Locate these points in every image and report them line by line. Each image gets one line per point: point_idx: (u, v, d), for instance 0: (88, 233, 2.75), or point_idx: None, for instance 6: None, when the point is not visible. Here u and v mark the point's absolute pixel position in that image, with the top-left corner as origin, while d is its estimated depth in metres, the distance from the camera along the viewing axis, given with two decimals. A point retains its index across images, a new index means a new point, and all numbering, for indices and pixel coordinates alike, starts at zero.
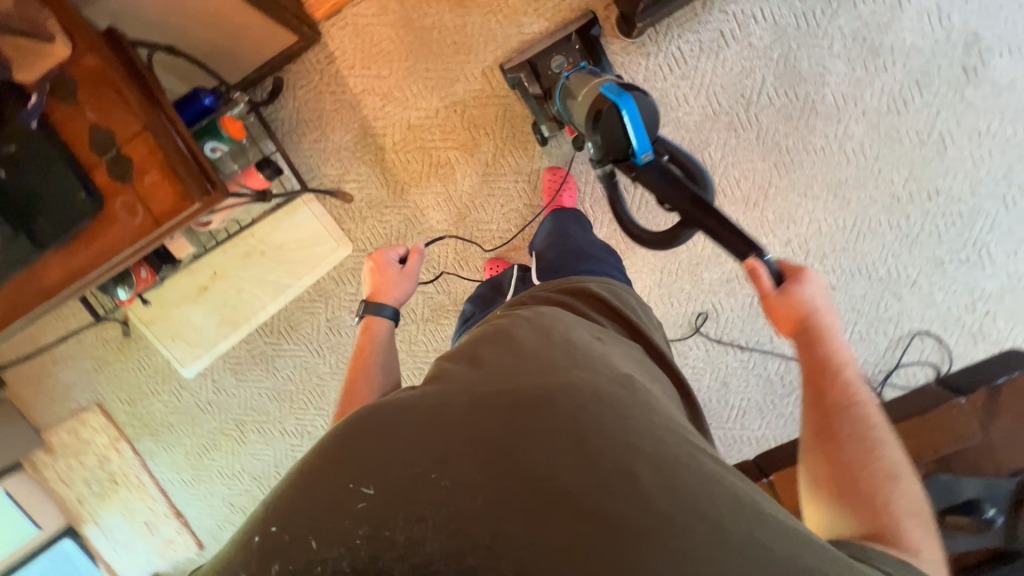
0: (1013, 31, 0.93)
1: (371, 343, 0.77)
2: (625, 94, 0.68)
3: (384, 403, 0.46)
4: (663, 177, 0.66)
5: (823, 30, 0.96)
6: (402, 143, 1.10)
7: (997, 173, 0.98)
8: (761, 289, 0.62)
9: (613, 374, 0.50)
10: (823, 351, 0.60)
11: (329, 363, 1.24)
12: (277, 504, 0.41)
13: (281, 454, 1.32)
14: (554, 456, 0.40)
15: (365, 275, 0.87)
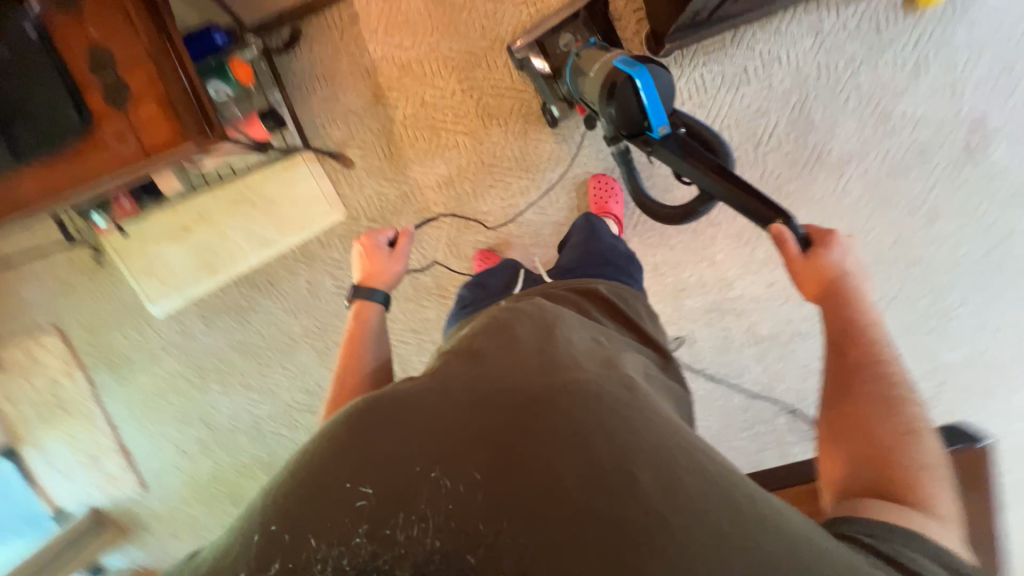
0: (1019, 121, 0.96)
1: (362, 328, 0.76)
2: (641, 69, 0.69)
3: (382, 396, 0.46)
4: (679, 147, 0.68)
5: (842, 86, 0.97)
6: (412, 118, 1.09)
7: (977, 253, 1.02)
8: (788, 252, 0.62)
9: (615, 376, 0.51)
10: (851, 312, 0.59)
11: (302, 324, 1.24)
12: (272, 501, 0.41)
13: (240, 407, 1.31)
14: (554, 460, 0.41)
15: (357, 258, 0.86)
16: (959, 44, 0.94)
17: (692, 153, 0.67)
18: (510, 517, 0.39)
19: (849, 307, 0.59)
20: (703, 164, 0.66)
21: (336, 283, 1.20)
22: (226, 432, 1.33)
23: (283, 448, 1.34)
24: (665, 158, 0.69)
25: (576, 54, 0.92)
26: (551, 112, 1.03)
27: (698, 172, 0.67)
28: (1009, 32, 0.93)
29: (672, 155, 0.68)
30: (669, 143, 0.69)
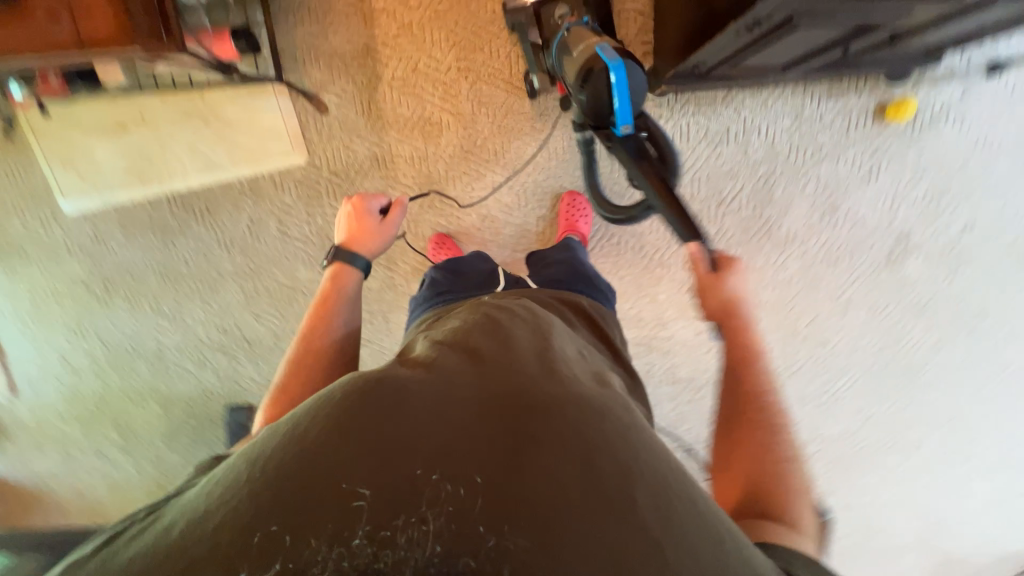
0: (937, 244, 1.08)
1: (337, 292, 0.77)
2: (617, 64, 0.68)
3: (377, 384, 0.44)
4: (636, 150, 0.72)
5: (805, 171, 1.04)
6: (400, 82, 1.04)
7: (873, 348, 1.15)
8: (697, 274, 0.66)
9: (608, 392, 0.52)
10: (743, 339, 0.65)
11: (231, 260, 1.16)
12: (258, 497, 0.38)
13: (144, 332, 1.22)
14: (556, 469, 0.41)
15: (343, 218, 0.83)
16: (909, 163, 1.03)
17: (645, 157, 0.71)
18: (514, 523, 0.37)
19: (743, 330, 0.65)
20: (649, 172, 0.70)
21: (280, 228, 1.14)
22: (123, 353, 1.24)
23: (183, 384, 1.26)
24: (620, 157, 0.73)
25: (565, 26, 0.82)
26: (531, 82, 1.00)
27: (643, 179, 0.71)
28: (949, 164, 1.03)
29: (626, 157, 0.72)
30: (628, 144, 0.72)
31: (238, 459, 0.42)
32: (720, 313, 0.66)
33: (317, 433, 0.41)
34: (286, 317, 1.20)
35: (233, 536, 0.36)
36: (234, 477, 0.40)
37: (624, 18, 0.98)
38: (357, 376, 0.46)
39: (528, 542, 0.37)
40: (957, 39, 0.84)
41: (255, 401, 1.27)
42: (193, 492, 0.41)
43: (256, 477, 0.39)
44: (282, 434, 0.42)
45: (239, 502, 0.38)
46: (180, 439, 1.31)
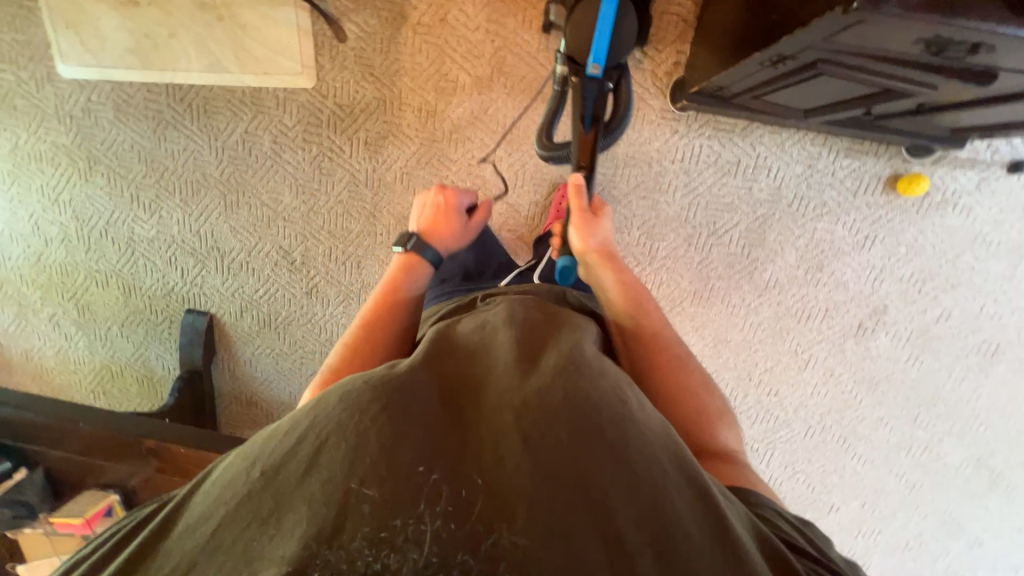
0: (907, 326, 1.08)
1: (407, 282, 0.79)
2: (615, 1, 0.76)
3: (358, 389, 0.43)
4: (597, 91, 0.82)
5: (802, 223, 1.03)
6: (425, 29, 1.01)
7: (818, 409, 1.17)
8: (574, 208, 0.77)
9: (619, 385, 0.48)
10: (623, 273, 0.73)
11: (218, 167, 1.14)
12: (255, 502, 0.39)
13: (118, 216, 1.21)
14: (548, 484, 0.39)
15: (429, 207, 0.89)
16: (904, 240, 1.03)
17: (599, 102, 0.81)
18: (514, 530, 0.37)
19: (613, 263, 0.73)
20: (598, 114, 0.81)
21: (272, 147, 1.11)
22: (93, 233, 1.23)
23: (149, 277, 1.26)
24: (579, 92, 0.82)
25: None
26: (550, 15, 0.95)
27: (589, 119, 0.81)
28: (943, 252, 1.03)
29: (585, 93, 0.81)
30: (591, 86, 0.82)
31: (235, 458, 0.44)
32: (595, 250, 0.75)
33: (304, 442, 0.41)
34: (261, 238, 1.19)
35: (231, 544, 0.38)
36: (228, 483, 0.42)
37: (665, 21, 0.94)
38: (348, 382, 0.46)
39: (527, 552, 0.36)
40: (983, 128, 0.81)
41: (216, 311, 1.28)
42: (201, 482, 0.45)
43: (247, 485, 0.40)
44: (276, 435, 0.43)
45: (233, 509, 0.40)
46: (136, 330, 1.32)
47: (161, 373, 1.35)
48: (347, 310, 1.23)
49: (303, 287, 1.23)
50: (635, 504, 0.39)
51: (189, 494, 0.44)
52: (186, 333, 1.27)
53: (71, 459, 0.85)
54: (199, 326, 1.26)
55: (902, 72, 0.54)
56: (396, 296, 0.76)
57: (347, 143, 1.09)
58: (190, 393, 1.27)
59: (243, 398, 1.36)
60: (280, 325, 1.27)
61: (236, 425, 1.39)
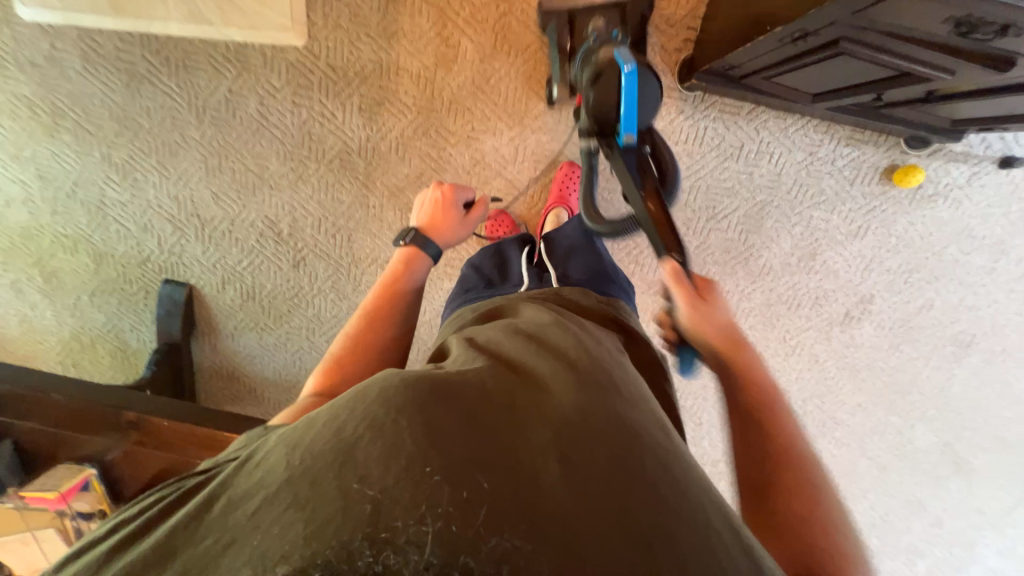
0: (890, 316, 1.12)
1: (407, 276, 0.82)
2: (631, 69, 0.68)
3: (404, 382, 0.42)
4: (636, 162, 0.70)
5: (798, 210, 1.04)
6: None
7: (802, 394, 1.20)
8: (679, 291, 0.58)
9: (649, 415, 0.48)
10: (747, 369, 0.57)
11: (198, 128, 1.07)
12: (289, 487, 0.36)
13: (88, 178, 1.13)
14: (575, 493, 0.37)
15: (429, 203, 0.89)
16: (895, 231, 1.04)
17: (644, 171, 0.70)
18: (530, 540, 0.34)
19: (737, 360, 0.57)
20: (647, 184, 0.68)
21: (259, 109, 1.05)
22: (60, 194, 1.15)
23: (122, 244, 1.19)
24: (617, 166, 0.71)
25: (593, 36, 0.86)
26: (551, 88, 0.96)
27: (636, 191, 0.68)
28: (930, 244, 1.05)
29: (624, 165, 0.70)
30: (629, 155, 0.71)
31: (273, 447, 0.41)
32: (714, 342, 0.57)
33: (343, 431, 0.39)
34: (245, 206, 1.13)
35: (260, 533, 0.34)
36: (265, 470, 0.39)
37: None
38: (385, 375, 0.44)
39: (538, 562, 0.33)
40: (983, 121, 0.82)
41: (195, 282, 1.22)
42: (234, 469, 0.41)
43: (286, 470, 0.37)
44: (317, 426, 0.40)
45: (271, 494, 0.36)
46: (108, 300, 1.25)
47: (135, 346, 1.29)
48: (335, 285, 1.19)
49: (290, 260, 1.18)
50: (663, 530, 0.36)
51: (220, 483, 0.40)
52: (163, 305, 1.21)
53: (41, 431, 0.80)
54: (178, 297, 1.21)
55: (926, 55, 0.53)
56: (395, 290, 0.80)
57: (339, 108, 1.03)
58: (168, 366, 1.22)
59: (225, 372, 1.31)
60: (265, 299, 1.22)
61: (217, 400, 1.35)
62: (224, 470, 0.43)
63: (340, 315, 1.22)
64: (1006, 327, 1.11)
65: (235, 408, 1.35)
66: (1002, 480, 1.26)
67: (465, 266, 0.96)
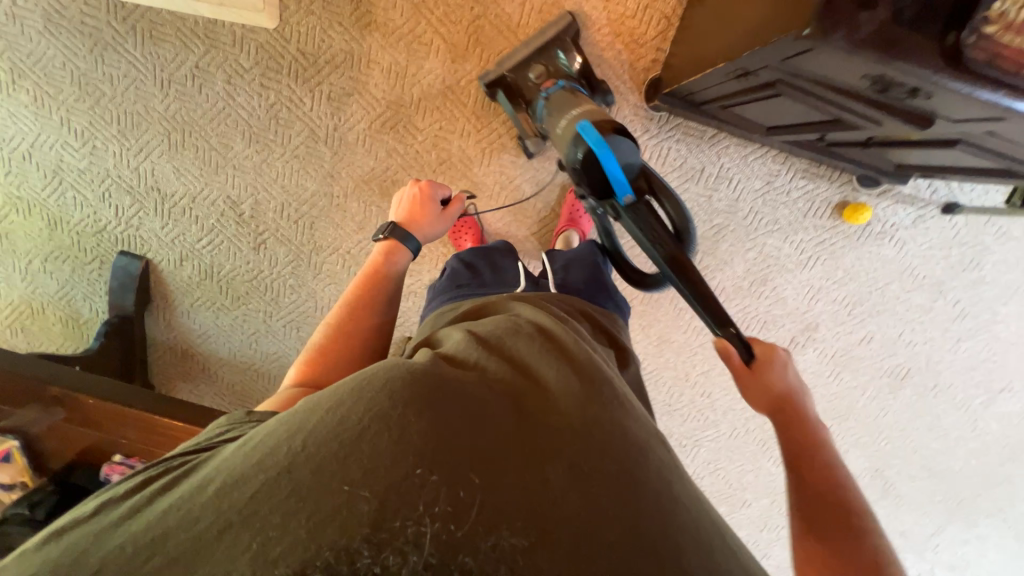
0: (833, 345, 1.16)
1: (388, 267, 0.81)
2: (597, 141, 0.65)
3: (411, 381, 0.45)
4: (645, 218, 0.65)
5: (753, 236, 1.07)
6: None
7: (745, 412, 1.25)
8: (733, 365, 0.65)
9: (640, 425, 0.52)
10: (805, 435, 0.61)
11: (163, 101, 1.05)
12: (288, 477, 0.39)
13: (47, 142, 1.11)
14: (573, 502, 0.42)
15: (406, 198, 0.88)
16: (842, 265, 1.08)
17: (657, 228, 0.64)
18: (528, 541, 0.39)
19: (789, 426, 0.62)
20: (664, 248, 0.64)
21: (225, 88, 1.03)
22: (15, 155, 1.12)
23: (78, 212, 1.17)
24: (630, 232, 0.66)
25: (545, 97, 0.87)
26: (527, 145, 1.00)
27: (658, 251, 0.65)
28: (874, 280, 1.09)
29: (635, 230, 0.65)
30: (636, 215, 0.65)
31: (271, 432, 0.44)
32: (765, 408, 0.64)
33: (345, 424, 0.42)
34: (207, 184, 1.12)
35: (259, 521, 0.38)
36: (261, 454, 0.41)
37: (649, 17, 0.93)
38: (391, 365, 0.47)
39: (535, 558, 0.39)
40: (925, 168, 0.85)
41: (153, 257, 1.20)
42: (228, 452, 0.44)
43: (284, 458, 0.40)
44: (316, 414, 0.43)
45: (267, 483, 0.39)
46: (60, 267, 1.23)
47: (87, 316, 1.27)
48: (295, 271, 1.19)
49: (250, 242, 1.17)
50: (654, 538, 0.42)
51: (212, 467, 0.42)
52: (117, 277, 1.20)
53: None
54: (133, 270, 1.19)
55: (855, 107, 0.56)
56: (376, 282, 0.80)
57: (307, 95, 1.02)
58: (118, 339, 1.21)
59: (179, 349, 1.30)
60: (223, 279, 1.21)
61: (169, 376, 1.34)
62: (216, 452, 0.45)
63: (299, 301, 1.22)
64: (939, 364, 1.16)
65: (181, 392, 1.35)
66: (927, 508, 1.32)
67: (452, 258, 0.96)
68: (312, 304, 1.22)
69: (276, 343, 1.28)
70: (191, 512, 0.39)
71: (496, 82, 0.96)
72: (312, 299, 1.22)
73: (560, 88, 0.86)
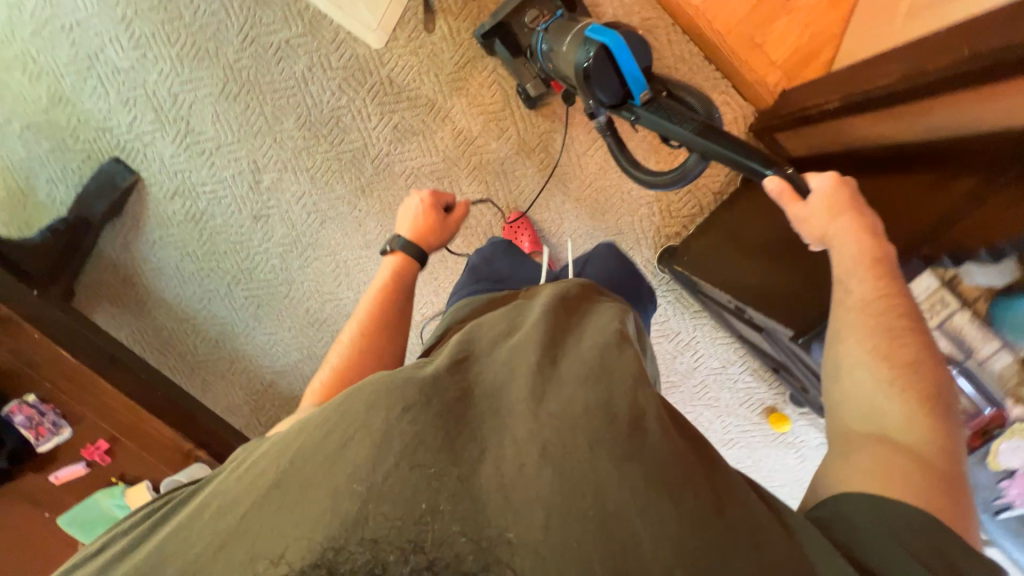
0: None
1: (397, 286, 0.73)
2: (615, 41, 0.68)
3: (389, 390, 0.44)
4: (663, 108, 0.69)
5: (696, 405, 1.20)
6: (502, 76, 1.04)
7: None
8: (791, 204, 0.61)
9: (628, 388, 0.45)
10: (871, 233, 0.58)
11: (236, 53, 1.05)
12: (277, 492, 0.41)
13: (96, 28, 1.06)
14: (546, 488, 0.39)
15: (409, 212, 0.79)
16: (754, 455, 1.23)
17: (677, 115, 0.69)
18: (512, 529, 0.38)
19: (861, 217, 0.58)
20: (693, 127, 0.67)
21: (304, 72, 1.05)
22: (55, 22, 1.06)
23: (91, 102, 1.10)
24: (654, 125, 0.70)
25: (542, 31, 0.85)
26: (527, 91, 1.00)
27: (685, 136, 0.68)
28: (771, 478, 1.25)
29: (660, 122, 0.69)
30: (657, 109, 0.70)
31: (264, 452, 0.46)
32: (840, 222, 0.59)
33: (330, 438, 0.43)
34: (240, 142, 1.10)
35: (251, 535, 0.40)
36: (255, 474, 0.44)
37: (687, 199, 1.07)
38: (372, 381, 0.46)
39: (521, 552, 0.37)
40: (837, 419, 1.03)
41: (147, 179, 1.15)
42: (225, 475, 0.47)
43: (271, 474, 0.43)
44: (302, 430, 0.45)
45: (255, 503, 0.41)
46: (39, 141, 1.13)
47: (39, 198, 1.16)
48: (284, 255, 1.17)
49: (253, 210, 1.15)
50: (634, 496, 0.38)
51: (211, 488, 0.46)
52: (98, 178, 1.13)
53: None
54: (119, 182, 1.13)
55: (796, 362, 0.79)
56: (385, 299, 0.72)
57: (377, 116, 1.06)
58: (65, 237, 1.11)
59: (123, 272, 1.21)
60: (208, 230, 1.17)
61: (95, 294, 1.22)
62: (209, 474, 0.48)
63: (273, 282, 1.20)
64: None
65: (99, 318, 1.23)
66: None
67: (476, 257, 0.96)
68: (284, 290, 1.20)
69: (229, 311, 1.23)
70: (188, 534, 0.42)
71: (492, 31, 0.96)
72: (288, 286, 1.20)
73: (558, 19, 0.84)
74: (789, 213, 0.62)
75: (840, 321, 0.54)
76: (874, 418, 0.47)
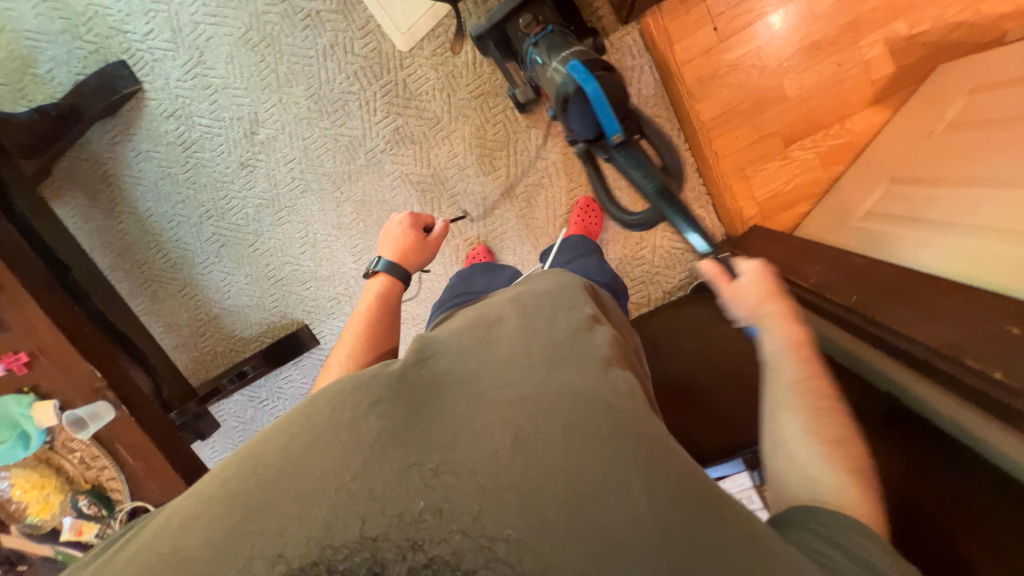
0: None
1: (383, 308, 0.76)
2: (590, 83, 0.71)
3: (355, 388, 0.45)
4: (631, 156, 0.82)
5: None
6: (499, 121, 1.07)
7: None
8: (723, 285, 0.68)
9: (598, 371, 0.47)
10: (794, 322, 0.60)
11: (266, 5, 1.06)
12: (238, 506, 0.40)
13: None
14: (522, 476, 0.38)
15: (389, 238, 0.85)
16: None
17: (638, 163, 0.83)
18: (516, 523, 0.36)
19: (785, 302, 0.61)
20: (657, 182, 0.84)
21: (325, 46, 1.06)
22: None
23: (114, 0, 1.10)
24: (623, 167, 0.84)
25: (533, 44, 0.86)
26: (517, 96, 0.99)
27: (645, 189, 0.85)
28: None
29: (628, 167, 0.83)
30: (627, 154, 0.82)
31: (224, 467, 0.45)
32: (765, 303, 0.62)
33: (291, 444, 0.43)
34: (246, 90, 1.12)
35: (215, 551, 0.38)
36: (211, 491, 0.42)
37: (640, 287, 1.14)
38: (335, 386, 0.47)
39: (524, 545, 0.36)
40: None
41: (149, 92, 1.16)
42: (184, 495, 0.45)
43: (231, 488, 0.41)
44: (262, 444, 0.44)
45: (216, 519, 0.40)
46: (52, 20, 1.12)
47: (32, 78, 1.15)
48: (259, 209, 1.21)
49: (240, 157, 1.17)
50: (646, 503, 0.38)
51: (169, 509, 0.44)
52: (99, 77, 1.12)
53: None
54: (121, 88, 1.13)
55: None
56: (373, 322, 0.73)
57: (381, 111, 1.09)
58: (54, 122, 1.10)
59: (104, 168, 1.22)
60: (194, 158, 1.19)
61: (66, 180, 1.22)
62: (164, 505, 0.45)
63: (242, 229, 1.23)
64: None
65: (59, 207, 1.23)
66: None
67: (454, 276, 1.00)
68: (250, 240, 1.24)
69: (194, 240, 1.26)
70: (149, 558, 0.40)
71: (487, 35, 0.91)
72: (255, 237, 1.23)
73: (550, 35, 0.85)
74: (723, 293, 0.68)
75: (777, 397, 0.54)
76: (811, 483, 0.47)
